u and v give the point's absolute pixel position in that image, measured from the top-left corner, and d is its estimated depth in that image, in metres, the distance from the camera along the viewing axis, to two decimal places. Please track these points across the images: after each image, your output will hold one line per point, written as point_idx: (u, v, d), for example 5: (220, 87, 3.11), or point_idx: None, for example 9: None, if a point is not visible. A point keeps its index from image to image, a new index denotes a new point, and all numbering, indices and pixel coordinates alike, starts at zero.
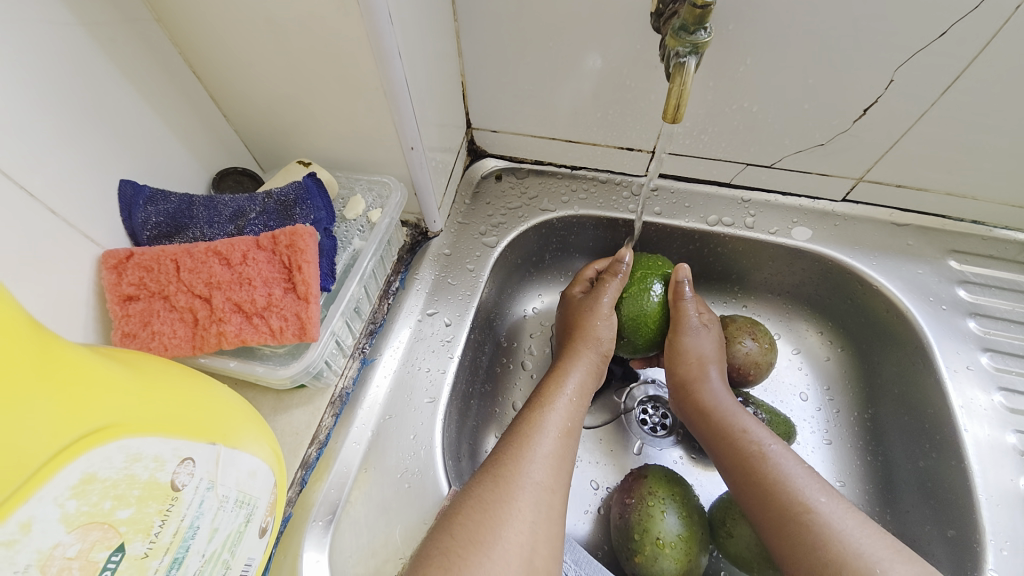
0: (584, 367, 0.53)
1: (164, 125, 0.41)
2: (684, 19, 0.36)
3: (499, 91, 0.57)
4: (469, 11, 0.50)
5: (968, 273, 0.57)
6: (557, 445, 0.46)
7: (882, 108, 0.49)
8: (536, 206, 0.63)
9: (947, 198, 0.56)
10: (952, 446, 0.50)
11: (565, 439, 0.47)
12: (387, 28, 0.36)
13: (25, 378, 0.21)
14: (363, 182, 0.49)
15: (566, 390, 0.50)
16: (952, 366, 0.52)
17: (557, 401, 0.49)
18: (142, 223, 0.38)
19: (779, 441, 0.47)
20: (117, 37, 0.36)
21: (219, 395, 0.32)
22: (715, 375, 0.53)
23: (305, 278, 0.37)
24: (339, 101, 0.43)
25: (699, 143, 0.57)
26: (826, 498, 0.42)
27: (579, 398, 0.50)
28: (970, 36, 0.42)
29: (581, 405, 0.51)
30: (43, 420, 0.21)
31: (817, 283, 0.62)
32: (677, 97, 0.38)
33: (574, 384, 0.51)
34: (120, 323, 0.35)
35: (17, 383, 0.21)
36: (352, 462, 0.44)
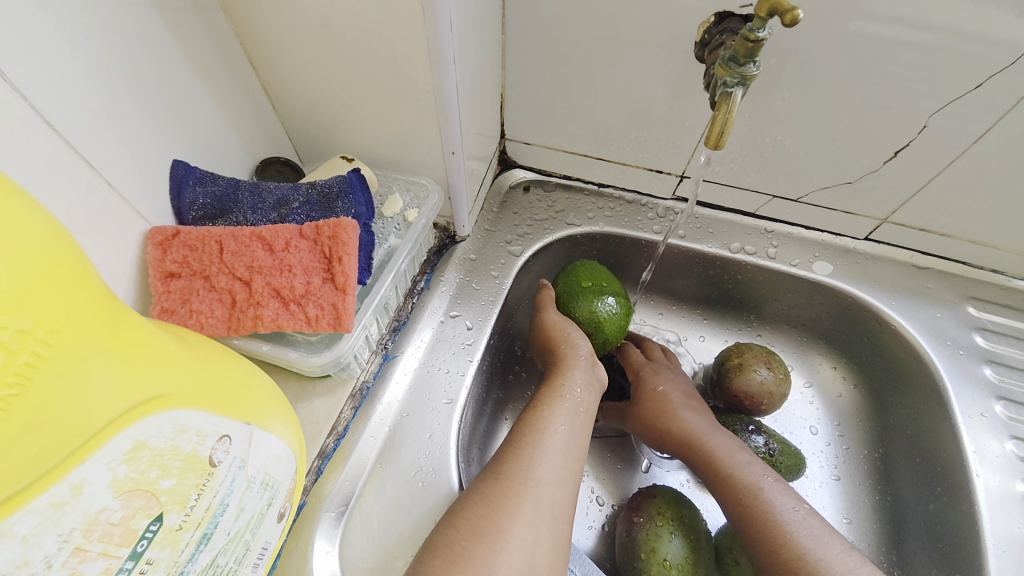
0: (584, 369, 0.52)
1: (218, 110, 0.43)
2: (735, 50, 0.37)
3: (537, 105, 0.59)
4: (518, 26, 0.51)
5: (985, 320, 0.58)
6: (561, 443, 0.46)
7: (913, 152, 0.50)
8: (562, 219, 0.64)
9: (969, 245, 0.57)
10: (963, 491, 0.50)
11: (569, 439, 0.47)
12: (446, 36, 0.37)
13: (96, 342, 0.22)
14: (401, 181, 0.51)
15: (570, 395, 0.50)
16: (967, 413, 0.52)
17: (559, 401, 0.49)
18: (189, 204, 0.39)
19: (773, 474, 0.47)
20: (185, 21, 0.37)
21: (253, 375, 0.32)
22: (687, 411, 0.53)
23: (344, 269, 0.38)
24: (388, 102, 0.44)
25: (728, 171, 0.59)
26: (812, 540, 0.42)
27: (582, 400, 0.50)
28: (1006, 89, 0.43)
29: (586, 409, 0.50)
30: (104, 386, 0.22)
31: (834, 319, 0.63)
32: (721, 125, 0.39)
33: (578, 384, 0.51)
34: (160, 299, 0.36)
35: (89, 349, 0.21)
36: (368, 456, 0.45)
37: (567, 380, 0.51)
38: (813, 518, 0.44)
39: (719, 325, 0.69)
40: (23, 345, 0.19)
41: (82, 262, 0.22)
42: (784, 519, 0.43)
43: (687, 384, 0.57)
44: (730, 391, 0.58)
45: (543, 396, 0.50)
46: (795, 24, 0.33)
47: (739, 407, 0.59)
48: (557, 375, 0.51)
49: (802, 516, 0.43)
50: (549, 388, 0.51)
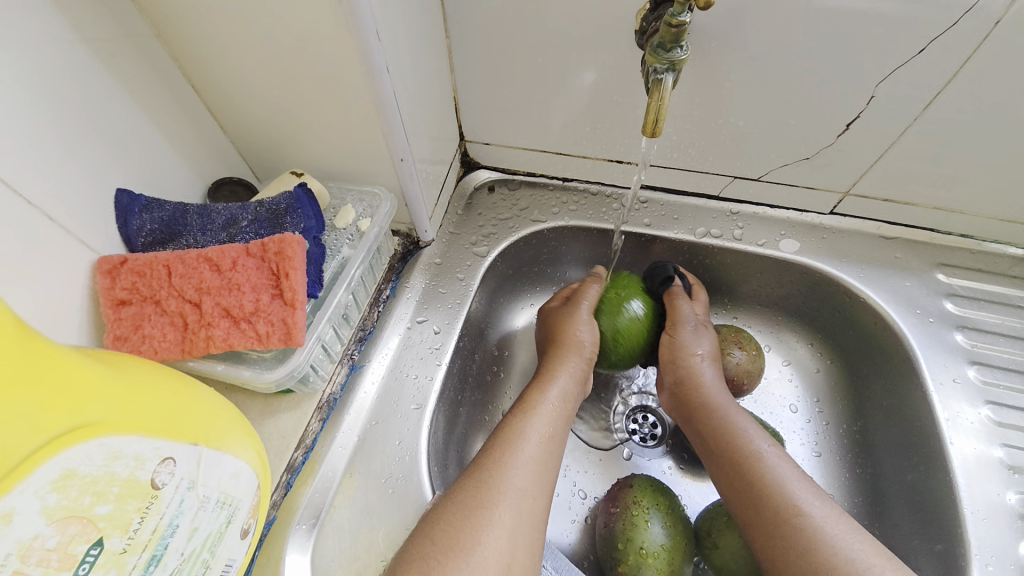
0: (569, 375, 0.53)
1: (163, 135, 0.43)
2: (661, 37, 0.37)
3: (492, 106, 0.59)
4: (461, 29, 0.52)
5: (955, 286, 0.57)
6: (539, 451, 0.46)
7: (864, 122, 0.50)
8: (527, 217, 0.64)
9: (933, 211, 0.57)
10: (938, 459, 0.50)
11: (547, 447, 0.47)
12: (375, 45, 0.38)
13: (9, 376, 0.22)
14: (354, 193, 0.50)
15: (550, 398, 0.51)
16: (939, 380, 0.52)
17: (540, 409, 0.49)
18: (137, 230, 0.40)
19: (770, 439, 0.48)
20: (119, 51, 0.38)
21: (203, 398, 0.33)
22: (710, 371, 0.54)
23: (292, 284, 0.38)
24: (333, 115, 0.44)
25: (687, 156, 0.59)
26: (819, 502, 0.42)
27: (562, 408, 0.51)
28: (945, 52, 0.43)
29: (563, 412, 0.51)
30: (29, 416, 0.22)
31: (805, 295, 0.62)
32: (655, 112, 0.39)
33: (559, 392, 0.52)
34: (112, 326, 0.36)
35: (8, 379, 0.22)
36: (338, 466, 0.45)
37: (548, 387, 0.52)
38: (819, 494, 0.43)
39: None
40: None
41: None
42: (784, 485, 0.43)
43: (714, 350, 0.55)
44: None
45: (524, 402, 0.50)
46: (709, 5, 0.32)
47: None
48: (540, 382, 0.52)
49: (804, 482, 0.44)
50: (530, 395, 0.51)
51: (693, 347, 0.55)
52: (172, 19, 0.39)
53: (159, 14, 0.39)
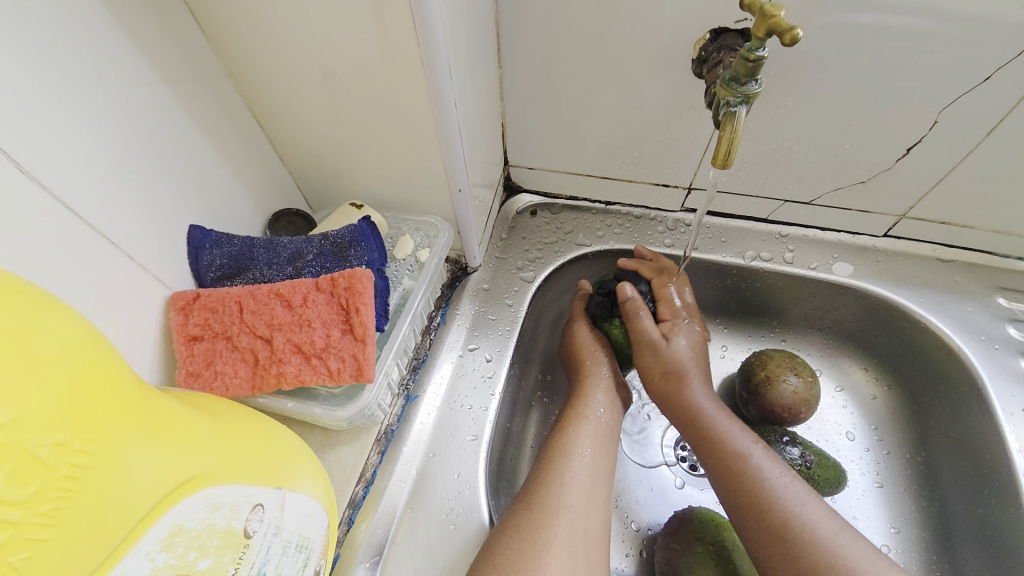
0: (606, 389, 0.52)
1: (229, 171, 0.44)
2: (735, 71, 0.37)
3: (539, 132, 0.59)
4: (514, 59, 0.52)
5: (1020, 311, 0.56)
6: (588, 466, 0.46)
7: (925, 147, 0.49)
8: (571, 241, 0.64)
9: (994, 234, 0.55)
10: (1013, 493, 0.48)
11: (596, 461, 0.47)
12: (447, 84, 0.38)
13: (130, 436, 0.23)
14: (410, 222, 0.51)
15: (594, 413, 0.50)
16: (1009, 410, 0.51)
17: (583, 422, 0.49)
18: (207, 265, 0.40)
19: (756, 440, 0.47)
20: (194, 92, 0.39)
21: (277, 438, 0.33)
22: (698, 385, 0.50)
23: (362, 320, 0.38)
24: (393, 148, 0.45)
25: (737, 180, 0.58)
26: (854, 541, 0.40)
27: (605, 419, 0.50)
28: (1018, 77, 0.42)
29: (608, 424, 0.50)
30: (143, 472, 0.23)
31: (860, 319, 0.61)
32: (728, 144, 0.38)
33: (601, 404, 0.51)
34: (185, 363, 0.37)
35: (125, 436, 0.23)
36: (398, 501, 0.45)
37: (589, 400, 0.51)
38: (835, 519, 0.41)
39: (741, 333, 0.67)
40: (61, 458, 0.20)
41: (114, 362, 0.23)
42: (770, 485, 0.43)
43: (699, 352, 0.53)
44: (766, 406, 0.57)
45: (567, 418, 0.50)
46: (794, 44, 0.32)
47: (775, 419, 0.57)
48: (579, 394, 0.51)
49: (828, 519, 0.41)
50: (571, 409, 0.51)
51: (676, 352, 0.51)
52: (244, 59, 0.40)
53: (232, 54, 0.40)
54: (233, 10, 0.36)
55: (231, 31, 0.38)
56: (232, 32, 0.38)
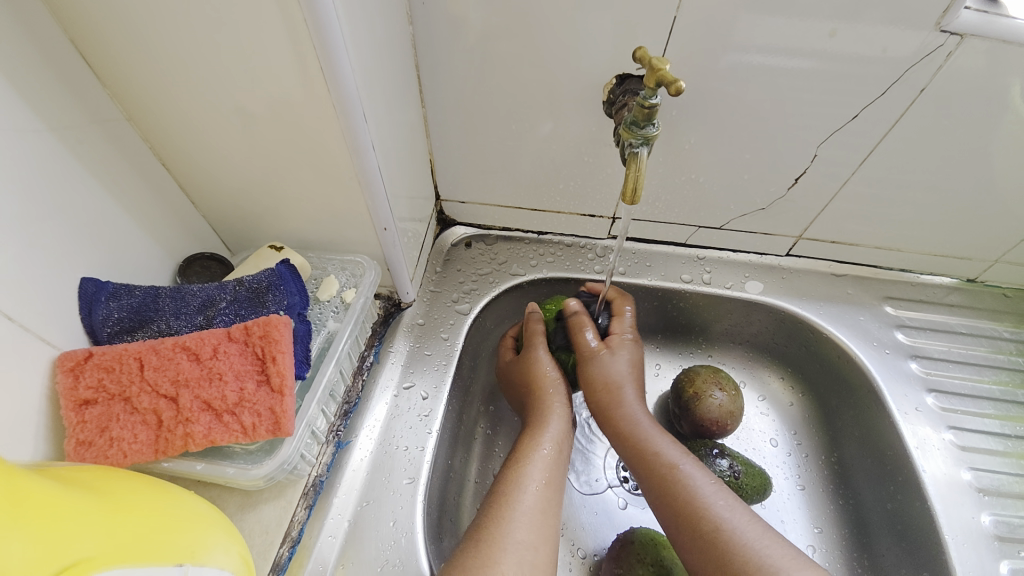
0: (560, 415, 0.52)
1: (130, 217, 0.41)
2: (635, 115, 0.40)
3: (467, 168, 0.61)
4: (436, 98, 0.54)
5: (903, 317, 0.63)
6: (537, 501, 0.45)
7: (810, 176, 0.55)
8: (505, 271, 0.65)
9: (876, 250, 0.62)
10: (914, 487, 0.53)
11: (547, 493, 0.46)
12: (362, 126, 0.39)
13: None
14: (335, 262, 0.50)
15: (546, 443, 0.50)
16: (903, 409, 0.56)
17: (535, 454, 0.49)
18: (103, 320, 0.37)
19: (690, 456, 0.48)
20: (87, 138, 0.37)
21: (188, 505, 0.31)
22: (632, 395, 0.53)
23: (279, 369, 0.36)
24: (313, 187, 0.44)
25: (655, 209, 0.62)
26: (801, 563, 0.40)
27: (558, 449, 0.50)
28: (874, 117, 0.49)
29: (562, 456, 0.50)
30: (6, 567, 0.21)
31: (773, 332, 0.66)
32: (634, 180, 0.41)
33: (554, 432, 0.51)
34: (74, 431, 0.33)
35: None
36: (329, 558, 0.42)
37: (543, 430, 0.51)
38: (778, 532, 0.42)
39: (672, 351, 0.70)
40: None
41: None
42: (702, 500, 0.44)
43: (636, 369, 0.55)
44: (695, 422, 0.59)
45: (519, 451, 0.49)
46: (679, 94, 0.35)
47: (706, 433, 0.60)
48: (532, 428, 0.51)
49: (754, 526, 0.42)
50: (523, 445, 0.50)
51: (614, 369, 0.53)
52: (145, 103, 0.38)
53: (131, 96, 0.38)
54: (131, 52, 0.35)
55: (130, 74, 0.36)
56: (131, 74, 0.36)
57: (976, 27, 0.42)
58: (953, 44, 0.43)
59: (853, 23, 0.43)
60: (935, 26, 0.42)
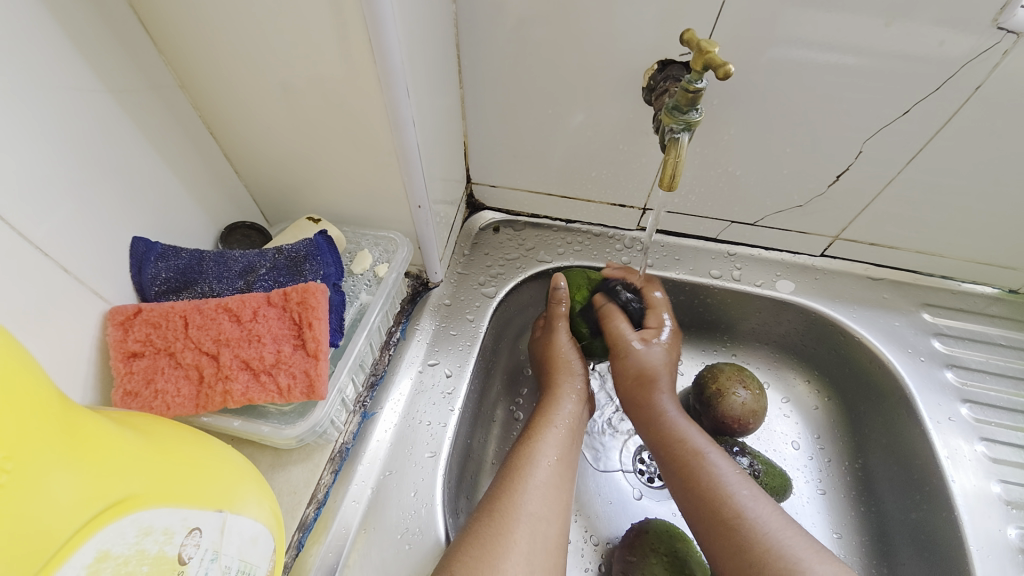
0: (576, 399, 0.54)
1: (178, 181, 0.42)
2: (677, 100, 0.39)
3: (500, 152, 0.61)
4: (474, 80, 0.54)
5: (941, 325, 0.61)
6: (550, 475, 0.46)
7: (852, 175, 0.54)
8: (532, 257, 0.65)
9: (917, 255, 0.60)
10: (941, 497, 0.52)
11: (559, 469, 0.47)
12: (404, 101, 0.39)
13: (53, 460, 0.23)
14: (369, 237, 0.51)
15: (558, 422, 0.51)
16: (935, 418, 0.55)
17: (548, 432, 0.49)
18: (151, 279, 0.39)
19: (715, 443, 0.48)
20: (142, 101, 0.38)
21: (224, 456, 0.32)
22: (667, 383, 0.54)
23: (315, 335, 0.37)
24: (352, 162, 0.45)
25: (688, 202, 0.61)
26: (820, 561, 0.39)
27: (572, 430, 0.51)
28: (927, 114, 0.47)
29: (574, 437, 0.51)
30: (69, 495, 0.22)
31: (802, 334, 0.65)
32: (672, 167, 0.41)
33: (568, 414, 0.52)
34: (122, 381, 0.35)
35: (48, 459, 0.22)
36: (351, 522, 0.43)
37: (557, 410, 0.52)
38: (793, 531, 0.42)
39: (696, 347, 0.69)
40: None
41: (37, 381, 0.23)
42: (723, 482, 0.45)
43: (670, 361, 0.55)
44: (717, 418, 0.59)
45: (533, 428, 0.50)
46: (728, 78, 0.34)
47: (726, 430, 0.59)
48: (545, 409, 0.52)
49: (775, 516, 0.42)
50: (540, 421, 0.51)
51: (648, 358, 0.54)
52: (196, 70, 0.40)
53: (183, 63, 0.39)
54: (185, 20, 0.36)
55: (184, 43, 0.38)
56: (183, 42, 0.38)
57: None
58: (1010, 42, 0.41)
59: (910, 16, 0.41)
60: (990, 24, 0.40)
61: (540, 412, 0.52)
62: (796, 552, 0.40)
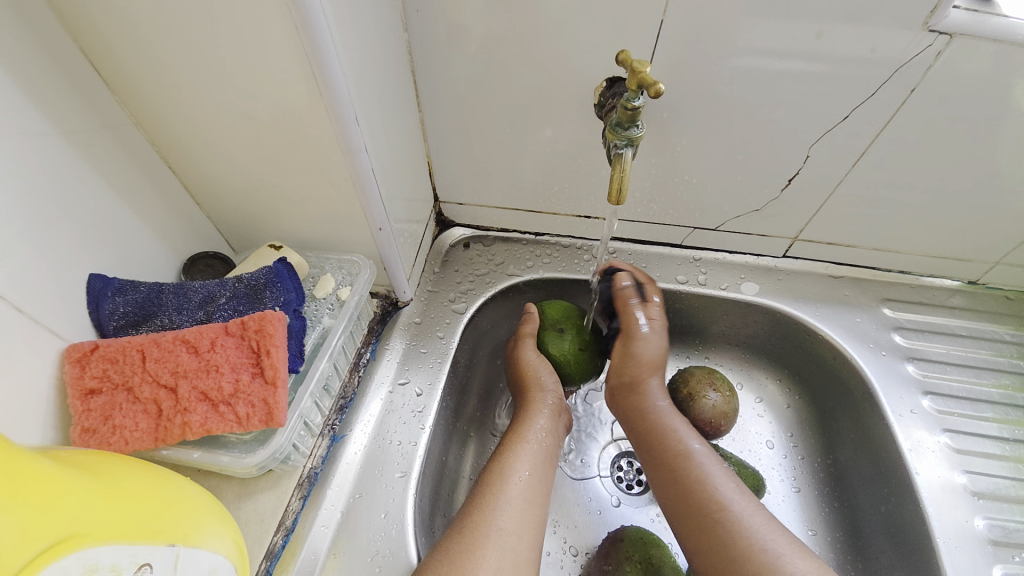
0: (550, 414, 0.54)
1: (136, 216, 0.43)
2: (619, 117, 0.41)
3: (464, 170, 0.62)
4: (433, 102, 0.55)
5: (901, 319, 0.62)
6: (523, 490, 0.46)
7: (803, 178, 0.55)
8: (502, 272, 0.66)
9: (873, 252, 0.62)
10: (907, 489, 0.53)
11: (533, 484, 0.47)
12: (355, 130, 0.40)
13: None
14: (332, 261, 0.52)
15: (534, 437, 0.51)
16: (898, 411, 0.56)
17: (522, 446, 0.50)
18: (109, 314, 0.39)
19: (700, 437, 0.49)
20: (96, 141, 0.39)
21: (180, 488, 0.33)
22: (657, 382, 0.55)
23: (273, 362, 0.38)
24: (311, 189, 0.46)
25: (650, 211, 0.63)
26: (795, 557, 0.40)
27: (546, 443, 0.51)
28: (866, 118, 0.49)
29: (549, 450, 0.51)
30: (11, 536, 0.23)
31: (770, 334, 0.66)
32: (618, 182, 0.42)
33: (542, 429, 0.52)
34: (80, 418, 0.35)
35: None
36: (321, 547, 0.43)
37: (532, 425, 0.52)
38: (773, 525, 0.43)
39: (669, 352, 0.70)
40: None
41: None
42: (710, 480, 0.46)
43: (660, 357, 0.55)
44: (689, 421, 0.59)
45: (507, 443, 0.50)
46: (660, 96, 0.35)
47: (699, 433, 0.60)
48: (518, 424, 0.52)
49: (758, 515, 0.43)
50: (513, 436, 0.51)
51: (648, 346, 0.55)
52: (150, 107, 0.40)
53: (137, 101, 0.40)
54: (137, 61, 0.37)
55: (136, 82, 0.38)
56: (137, 80, 0.38)
57: (965, 26, 0.42)
58: (942, 43, 0.43)
59: (839, 26, 0.43)
60: (922, 26, 0.42)
61: (514, 428, 0.52)
62: (776, 548, 0.41)
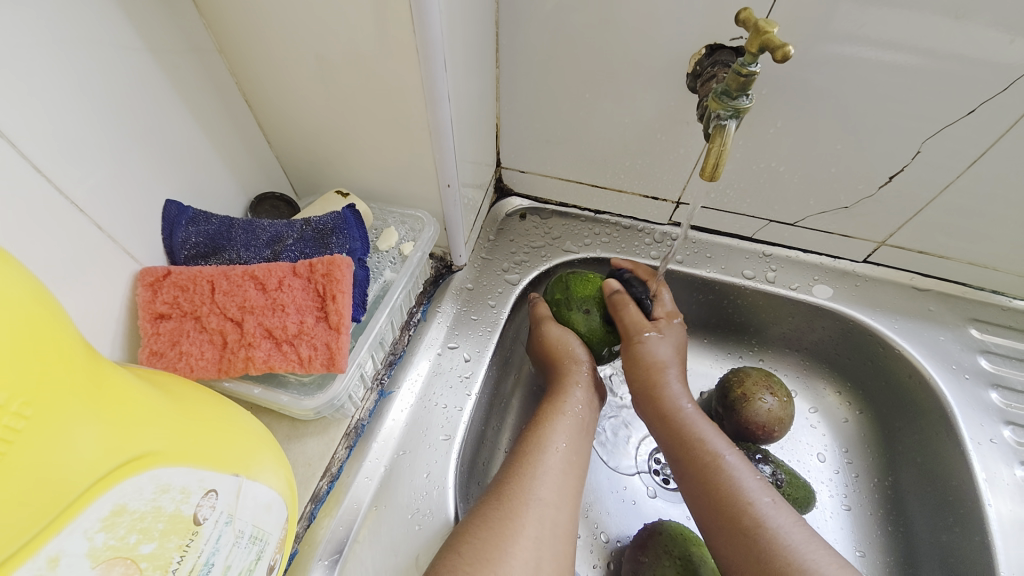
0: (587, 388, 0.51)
1: (212, 147, 0.43)
2: (727, 84, 0.37)
3: (532, 136, 0.59)
4: (511, 59, 0.52)
5: (989, 342, 0.57)
6: (560, 461, 0.45)
7: (906, 178, 0.50)
8: (559, 247, 0.64)
9: (968, 266, 0.57)
10: (976, 522, 0.49)
11: (571, 456, 0.46)
12: (441, 75, 0.38)
13: (77, 409, 0.22)
14: (396, 215, 0.50)
15: (569, 411, 0.49)
16: (976, 439, 0.52)
17: (560, 418, 0.48)
18: (181, 243, 0.39)
19: (733, 447, 0.47)
20: (180, 63, 0.38)
21: (241, 421, 0.33)
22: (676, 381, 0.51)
23: (338, 308, 0.37)
24: (383, 137, 0.44)
25: (725, 197, 0.59)
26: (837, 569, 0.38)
27: (582, 417, 0.49)
28: (997, 118, 0.43)
29: (586, 425, 0.50)
30: (92, 447, 0.22)
31: (836, 343, 0.62)
32: (716, 156, 0.39)
33: (579, 402, 0.50)
34: (149, 341, 0.35)
35: (74, 405, 0.22)
36: (363, 498, 0.43)
37: (568, 399, 0.50)
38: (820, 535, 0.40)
39: (721, 349, 0.67)
40: None
41: (63, 328, 0.22)
42: (744, 489, 0.43)
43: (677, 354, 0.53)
44: (740, 422, 0.57)
45: (542, 416, 0.49)
46: (786, 61, 0.32)
47: (749, 436, 0.57)
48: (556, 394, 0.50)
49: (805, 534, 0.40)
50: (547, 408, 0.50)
51: (658, 352, 0.52)
52: (234, 33, 0.39)
53: (224, 28, 0.39)
54: None
55: (224, 5, 0.37)
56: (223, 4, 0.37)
57: None
58: None
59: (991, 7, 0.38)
60: None
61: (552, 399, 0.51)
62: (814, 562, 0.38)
